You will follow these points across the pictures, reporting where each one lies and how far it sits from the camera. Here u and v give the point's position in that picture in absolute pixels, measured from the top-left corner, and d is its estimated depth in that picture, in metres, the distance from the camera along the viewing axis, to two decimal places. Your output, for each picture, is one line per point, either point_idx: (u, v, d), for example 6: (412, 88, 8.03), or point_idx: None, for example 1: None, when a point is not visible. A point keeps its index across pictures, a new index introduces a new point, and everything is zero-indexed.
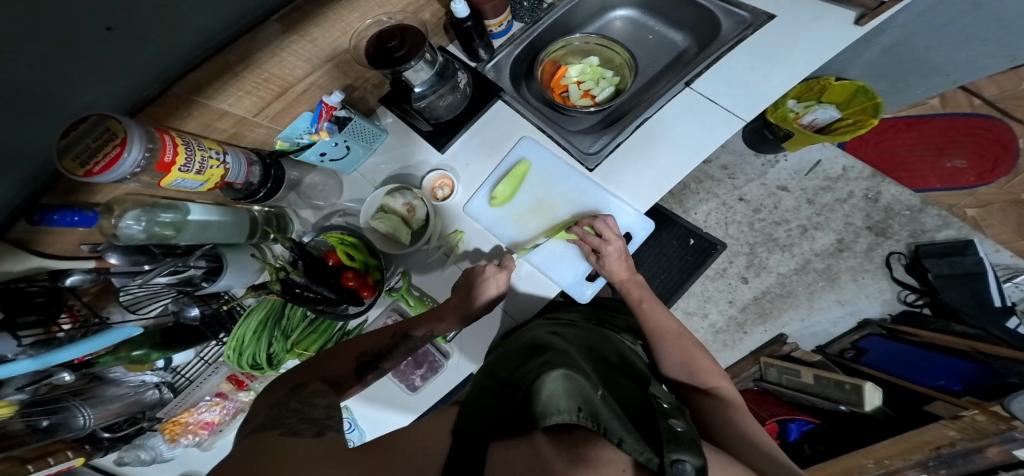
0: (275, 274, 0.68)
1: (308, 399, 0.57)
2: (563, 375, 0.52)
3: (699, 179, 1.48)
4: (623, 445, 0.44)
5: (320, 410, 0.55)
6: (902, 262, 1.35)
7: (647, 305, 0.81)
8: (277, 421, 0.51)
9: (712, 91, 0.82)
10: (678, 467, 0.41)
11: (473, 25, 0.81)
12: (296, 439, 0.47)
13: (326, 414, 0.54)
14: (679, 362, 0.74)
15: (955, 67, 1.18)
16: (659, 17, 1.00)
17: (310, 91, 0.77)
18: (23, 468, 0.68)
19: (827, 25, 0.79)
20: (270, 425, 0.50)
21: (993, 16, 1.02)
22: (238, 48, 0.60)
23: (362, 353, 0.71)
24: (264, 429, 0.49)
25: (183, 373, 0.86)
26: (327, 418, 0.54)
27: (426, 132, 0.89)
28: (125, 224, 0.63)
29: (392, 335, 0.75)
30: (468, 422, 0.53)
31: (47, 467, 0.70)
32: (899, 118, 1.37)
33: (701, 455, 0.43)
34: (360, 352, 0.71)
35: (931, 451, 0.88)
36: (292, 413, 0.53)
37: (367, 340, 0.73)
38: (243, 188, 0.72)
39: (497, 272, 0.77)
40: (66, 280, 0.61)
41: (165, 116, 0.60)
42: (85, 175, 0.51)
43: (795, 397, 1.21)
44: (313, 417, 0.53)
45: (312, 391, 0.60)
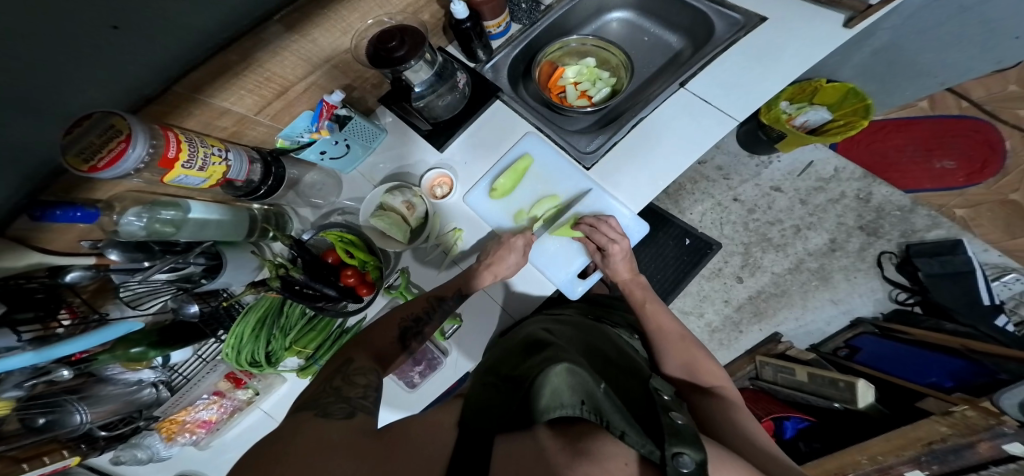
0: (275, 271, 0.70)
1: (350, 377, 0.61)
2: (565, 370, 0.54)
3: (694, 179, 1.49)
4: (625, 438, 0.46)
5: (358, 388, 0.59)
6: (893, 261, 1.37)
7: (651, 306, 0.82)
8: (315, 400, 0.55)
9: (705, 91, 0.83)
10: (678, 460, 0.43)
11: (472, 26, 0.82)
12: (327, 420, 0.51)
13: (363, 393, 0.58)
14: (680, 363, 0.75)
15: (941, 69, 1.21)
16: (654, 19, 1.01)
17: (310, 90, 0.78)
18: (18, 467, 0.67)
19: (816, 27, 0.81)
20: (309, 405, 0.54)
21: (976, 21, 1.05)
22: (239, 47, 0.60)
23: (403, 320, 0.74)
24: (304, 409, 0.53)
25: (179, 370, 0.86)
26: (364, 398, 0.58)
27: (425, 131, 0.90)
28: (126, 220, 0.64)
29: (429, 299, 0.77)
30: (475, 417, 0.53)
31: (42, 466, 0.70)
32: (889, 120, 1.43)
33: (703, 450, 0.44)
34: (402, 318, 0.74)
35: (923, 447, 0.89)
36: (332, 391, 0.57)
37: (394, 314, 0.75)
38: (244, 185, 0.73)
39: (514, 237, 0.81)
40: (65, 277, 0.62)
41: (168, 113, 0.60)
42: (89, 170, 0.51)
43: (790, 395, 1.21)
44: (350, 395, 0.57)
45: (358, 367, 0.64)
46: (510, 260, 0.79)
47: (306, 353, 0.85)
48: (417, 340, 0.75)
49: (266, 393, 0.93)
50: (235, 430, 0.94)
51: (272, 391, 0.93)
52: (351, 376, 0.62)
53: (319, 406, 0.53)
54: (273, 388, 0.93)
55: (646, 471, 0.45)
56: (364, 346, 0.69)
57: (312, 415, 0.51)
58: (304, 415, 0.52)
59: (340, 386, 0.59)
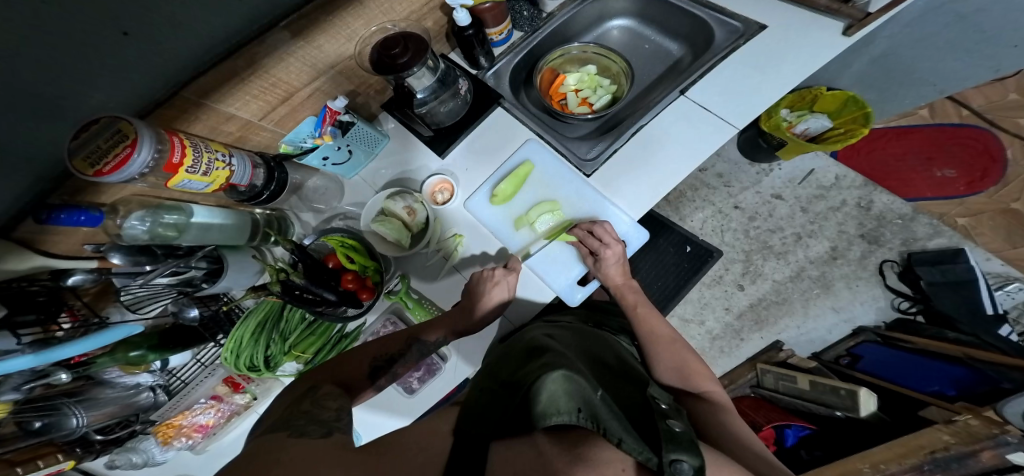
0: (275, 275, 0.70)
1: (320, 402, 0.60)
2: (564, 377, 0.54)
3: (694, 187, 1.50)
4: (622, 445, 0.45)
5: (328, 413, 0.58)
6: (895, 269, 1.37)
7: (643, 309, 0.82)
8: (288, 423, 0.53)
9: (705, 99, 0.84)
10: (676, 467, 0.43)
11: (474, 33, 0.83)
12: (303, 439, 0.49)
13: (334, 417, 0.57)
14: (673, 366, 0.74)
15: (940, 77, 1.22)
16: (655, 27, 1.02)
17: (314, 96, 0.79)
18: (13, 471, 0.67)
19: (814, 35, 0.82)
20: (278, 427, 0.52)
21: (974, 30, 1.06)
22: (247, 53, 0.62)
23: (376, 357, 0.74)
24: (274, 430, 0.51)
25: (178, 374, 0.85)
26: (336, 421, 0.56)
27: (427, 137, 0.90)
28: (129, 224, 0.65)
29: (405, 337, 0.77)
30: (470, 425, 0.55)
31: (36, 470, 0.69)
32: (890, 128, 1.44)
33: (700, 456, 0.45)
34: (375, 355, 0.74)
35: (926, 455, 0.87)
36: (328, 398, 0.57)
37: (370, 347, 0.75)
38: (247, 190, 0.73)
39: (506, 274, 0.79)
40: (68, 279, 0.62)
41: (175, 118, 0.61)
42: (94, 174, 0.52)
43: (791, 403, 1.20)
44: (322, 418, 0.56)
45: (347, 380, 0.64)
46: (500, 294, 0.78)
47: (305, 357, 0.85)
48: (386, 377, 0.76)
49: (264, 398, 0.93)
50: (233, 434, 0.94)
51: (272, 395, 0.93)
52: (320, 400, 0.60)
53: (292, 428, 0.51)
54: (271, 392, 0.93)
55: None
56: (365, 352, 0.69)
57: (285, 435, 0.50)
58: (277, 435, 0.50)
59: (309, 409, 0.57)
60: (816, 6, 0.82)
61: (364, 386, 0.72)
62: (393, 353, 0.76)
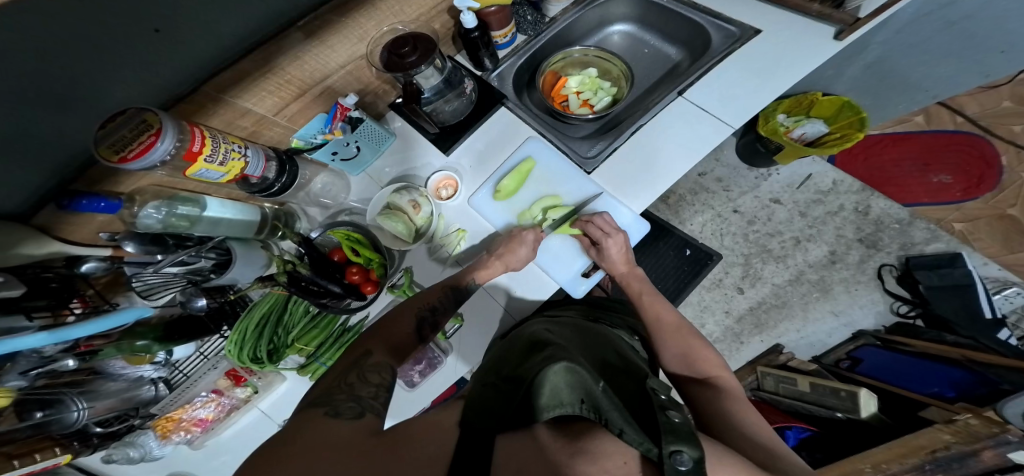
0: (282, 266, 0.73)
1: (364, 374, 0.61)
2: (565, 369, 0.56)
3: (695, 191, 1.52)
4: (624, 436, 0.47)
5: (370, 388, 0.58)
6: (893, 274, 1.38)
7: (648, 297, 0.85)
8: (327, 397, 0.55)
9: (703, 100, 0.86)
10: (674, 457, 0.42)
11: (479, 35, 0.86)
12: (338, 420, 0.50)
13: (373, 394, 0.57)
14: (678, 354, 0.77)
15: (932, 84, 1.25)
16: (654, 32, 1.06)
17: (326, 94, 0.82)
18: (10, 464, 0.66)
19: (808, 39, 0.85)
20: (320, 401, 0.54)
21: (962, 36, 1.09)
22: (264, 51, 0.65)
23: (419, 310, 0.75)
24: (315, 405, 0.53)
25: (180, 368, 0.87)
26: (374, 399, 0.57)
27: (433, 134, 0.92)
28: (144, 213, 0.67)
29: (444, 290, 0.79)
30: (477, 416, 0.54)
31: (32, 463, 0.68)
32: (885, 135, 1.49)
33: (700, 447, 0.44)
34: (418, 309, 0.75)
35: (926, 455, 0.87)
36: (346, 388, 0.57)
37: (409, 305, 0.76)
38: (258, 182, 0.75)
39: (524, 231, 0.84)
40: (81, 267, 0.65)
41: (194, 112, 0.64)
42: (119, 161, 0.54)
43: (792, 406, 1.21)
44: (360, 394, 0.57)
45: (374, 363, 0.64)
46: (521, 253, 0.82)
47: (307, 351, 0.87)
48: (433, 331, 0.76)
49: (265, 392, 0.94)
50: (232, 429, 0.94)
51: (272, 389, 0.94)
52: (365, 373, 0.61)
53: (330, 404, 0.53)
54: (272, 387, 0.94)
55: (646, 471, 0.45)
56: (377, 337, 0.69)
57: (322, 413, 0.51)
58: (314, 412, 0.52)
59: (354, 382, 0.59)
60: (809, 11, 0.86)
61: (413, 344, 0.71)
62: (435, 303, 0.77)
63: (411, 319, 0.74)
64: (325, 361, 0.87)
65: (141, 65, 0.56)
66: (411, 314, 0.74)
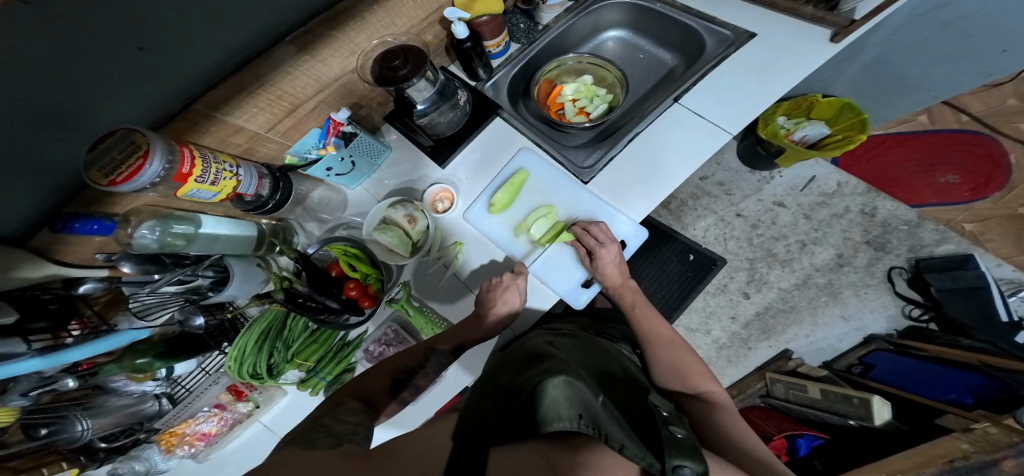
0: (279, 283, 0.72)
1: (339, 416, 0.60)
2: (565, 382, 0.52)
3: (696, 195, 1.50)
4: (625, 451, 0.45)
5: (347, 425, 0.58)
6: (903, 276, 1.35)
7: (640, 309, 0.82)
8: (303, 436, 0.54)
9: (699, 106, 0.85)
10: (679, 472, 0.43)
11: (472, 45, 0.86)
12: (311, 451, 0.49)
13: (351, 429, 0.57)
14: (671, 366, 0.74)
15: (934, 84, 1.23)
16: (648, 37, 1.05)
17: (319, 109, 0.82)
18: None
19: (804, 42, 0.84)
20: (297, 440, 0.52)
21: (963, 37, 1.08)
22: (255, 67, 0.65)
23: (396, 371, 0.74)
24: (291, 444, 0.51)
25: (183, 383, 0.86)
26: (353, 434, 0.56)
27: (427, 148, 0.93)
28: (139, 233, 0.66)
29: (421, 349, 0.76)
30: (470, 426, 0.53)
31: None
32: (888, 135, 1.47)
33: (703, 462, 0.45)
34: (395, 369, 0.74)
35: (945, 464, 0.81)
36: (320, 428, 0.56)
37: (392, 362, 0.75)
38: (253, 200, 0.75)
39: (514, 278, 0.80)
40: (79, 287, 0.63)
41: (186, 131, 0.64)
42: (108, 184, 0.55)
43: (803, 413, 1.18)
44: (338, 431, 0.56)
45: (349, 408, 0.63)
46: (513, 300, 0.79)
47: (307, 366, 0.86)
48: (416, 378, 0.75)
49: (267, 406, 0.93)
50: (234, 443, 0.93)
51: (274, 404, 0.93)
52: (340, 415, 0.60)
53: (306, 441, 0.52)
54: (274, 401, 0.93)
55: None
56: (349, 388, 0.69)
57: (297, 449, 0.50)
58: (290, 449, 0.50)
59: (329, 423, 0.58)
60: (803, 15, 0.85)
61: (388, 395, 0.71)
62: (415, 366, 0.75)
63: (387, 378, 0.73)
64: (326, 376, 0.86)
65: (132, 86, 0.56)
66: (391, 374, 0.73)
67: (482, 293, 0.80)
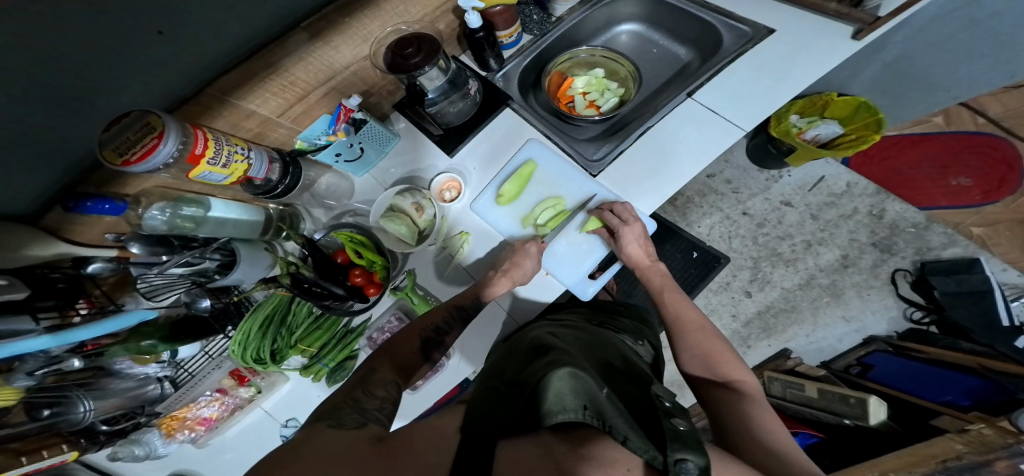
0: (285, 268, 0.72)
1: (370, 389, 0.61)
2: (569, 374, 0.52)
3: (703, 192, 1.49)
4: (628, 443, 0.45)
5: (375, 400, 0.58)
6: (907, 279, 1.35)
7: (670, 295, 0.82)
8: (334, 411, 0.55)
9: (714, 102, 0.84)
10: (680, 466, 0.41)
11: (485, 36, 0.85)
12: (338, 429, 0.51)
13: (378, 406, 0.57)
14: (699, 354, 0.75)
15: (953, 83, 1.21)
16: (663, 32, 1.04)
17: (330, 95, 0.81)
18: (18, 460, 0.67)
19: (824, 40, 0.82)
20: (326, 415, 0.54)
21: (987, 37, 1.05)
22: (269, 53, 0.65)
23: (423, 330, 0.75)
24: (320, 418, 0.53)
25: (186, 367, 0.87)
26: (379, 410, 0.57)
27: (437, 136, 0.92)
28: (150, 214, 0.67)
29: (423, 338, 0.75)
30: (477, 423, 0.52)
31: (39, 460, 0.68)
32: (902, 136, 1.45)
33: (706, 455, 0.43)
34: (424, 327, 0.75)
35: (938, 464, 0.79)
36: (351, 402, 0.57)
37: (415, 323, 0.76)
38: (262, 183, 0.75)
39: (528, 243, 0.82)
40: (87, 267, 0.64)
41: (199, 114, 0.64)
42: (122, 164, 0.54)
43: (798, 411, 1.20)
44: (365, 407, 0.57)
45: (379, 378, 0.64)
46: (527, 265, 0.81)
47: (310, 352, 0.87)
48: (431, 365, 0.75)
49: (268, 392, 0.94)
50: (235, 428, 0.96)
51: (277, 389, 0.95)
52: (371, 388, 0.61)
53: (333, 416, 0.53)
54: (275, 387, 0.94)
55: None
56: (382, 356, 0.70)
57: (324, 426, 0.51)
58: (317, 425, 0.52)
59: (360, 397, 0.59)
60: (825, 11, 0.83)
61: (418, 362, 0.72)
62: (439, 323, 0.76)
63: (416, 338, 0.74)
64: (328, 363, 0.88)
65: (148, 72, 0.56)
66: (419, 334, 0.74)
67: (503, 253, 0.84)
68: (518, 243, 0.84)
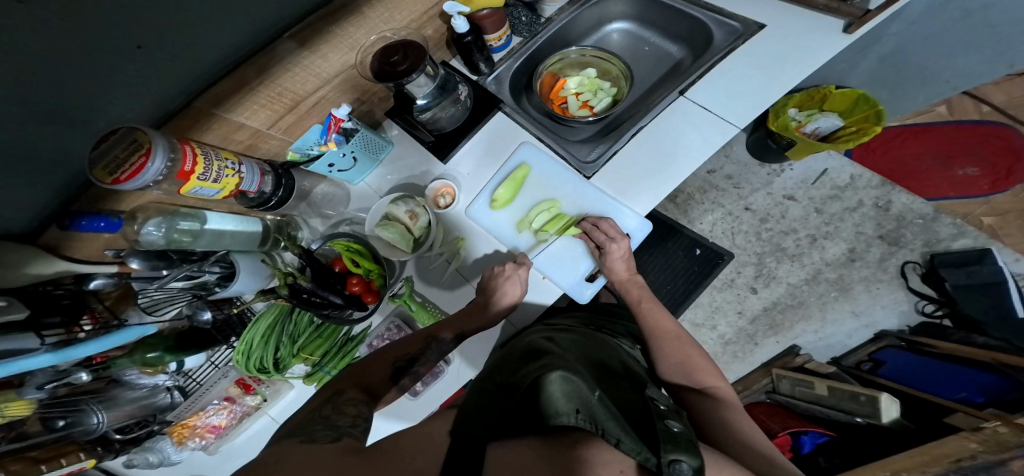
0: (283, 279, 0.72)
1: (340, 407, 0.59)
2: (562, 377, 0.51)
3: (704, 189, 1.47)
4: (621, 446, 0.44)
5: (346, 418, 0.57)
6: (917, 272, 1.32)
7: (647, 305, 0.81)
8: (303, 427, 0.53)
9: (706, 99, 0.83)
10: (675, 467, 0.42)
11: (473, 40, 0.85)
12: (316, 444, 0.49)
13: (351, 422, 0.56)
14: (676, 361, 0.73)
15: (952, 71, 1.19)
16: (654, 29, 1.03)
17: (321, 104, 0.82)
18: (37, 468, 0.66)
19: (815, 33, 0.81)
20: (297, 431, 0.52)
21: (984, 25, 1.03)
22: (254, 64, 0.65)
23: (396, 359, 0.73)
24: (292, 435, 0.51)
25: (194, 376, 0.90)
26: (353, 426, 0.55)
27: (429, 143, 0.93)
28: (146, 230, 0.67)
29: (421, 343, 0.76)
30: (467, 425, 0.51)
31: (59, 467, 0.69)
32: (905, 126, 1.42)
33: (699, 456, 0.44)
34: (397, 357, 0.73)
35: (951, 463, 0.76)
36: (321, 420, 0.55)
37: (395, 349, 0.75)
38: (256, 196, 0.77)
39: (517, 268, 0.80)
40: (90, 284, 0.64)
41: (189, 128, 0.64)
42: (112, 182, 0.55)
43: (808, 410, 1.17)
44: (338, 424, 0.55)
45: (348, 398, 0.62)
46: (513, 291, 0.79)
47: (313, 360, 0.86)
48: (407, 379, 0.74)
49: (274, 399, 0.94)
50: (243, 436, 0.94)
51: (281, 397, 0.94)
52: (341, 407, 0.59)
53: (306, 433, 0.51)
54: (280, 394, 0.94)
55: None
56: (350, 377, 0.67)
57: (299, 442, 0.49)
58: (290, 442, 0.49)
59: (331, 414, 0.57)
60: (814, 5, 0.82)
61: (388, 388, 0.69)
62: (415, 355, 0.74)
63: (389, 366, 0.72)
64: (331, 370, 0.88)
65: (134, 89, 0.56)
66: (392, 361, 0.72)
67: (485, 279, 0.81)
68: (506, 268, 0.81)
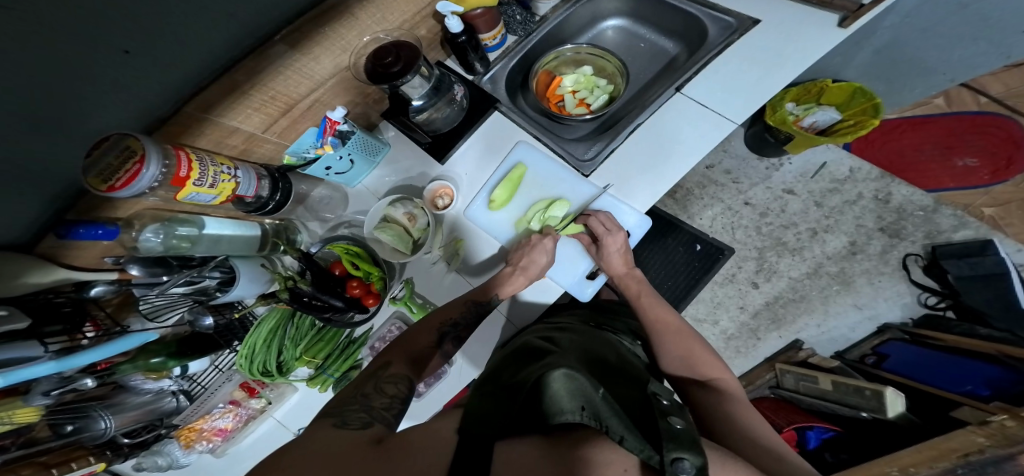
0: (284, 283, 0.73)
1: (380, 385, 0.61)
2: (565, 375, 0.51)
3: (702, 184, 1.47)
4: (624, 443, 0.44)
5: (382, 399, 0.58)
6: (919, 264, 1.31)
7: (647, 299, 0.81)
8: (341, 407, 0.55)
9: (702, 95, 0.83)
10: (677, 466, 0.41)
11: (467, 39, 0.84)
12: (343, 429, 0.50)
13: (386, 404, 0.57)
14: (678, 355, 0.74)
15: (948, 65, 1.17)
16: (649, 26, 1.02)
17: (315, 107, 0.82)
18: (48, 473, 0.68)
19: (809, 27, 0.81)
20: (332, 412, 0.54)
21: (980, 17, 1.02)
22: (244, 67, 0.65)
23: (441, 324, 0.76)
24: (326, 416, 0.53)
25: (198, 380, 0.89)
26: (386, 409, 0.56)
27: (425, 145, 0.92)
28: (144, 237, 0.67)
29: (425, 337, 0.73)
30: (473, 424, 0.49)
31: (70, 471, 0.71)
32: (904, 118, 1.41)
33: (702, 454, 0.43)
34: (441, 321, 0.76)
35: (959, 458, 0.75)
36: (358, 399, 0.57)
37: (434, 317, 0.77)
38: (254, 201, 0.76)
39: (542, 237, 0.81)
40: (90, 290, 0.65)
41: (181, 134, 0.64)
42: (107, 189, 0.55)
43: (813, 404, 1.18)
44: (372, 405, 0.56)
45: (391, 374, 0.64)
46: (542, 260, 0.80)
47: (316, 363, 0.86)
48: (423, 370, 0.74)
49: (279, 402, 0.95)
50: (249, 439, 0.95)
51: (286, 400, 0.95)
52: (381, 384, 0.61)
53: (339, 415, 0.53)
54: (285, 397, 0.95)
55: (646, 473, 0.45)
56: (397, 349, 0.70)
57: (330, 424, 0.51)
58: (323, 423, 0.52)
59: (369, 393, 0.59)
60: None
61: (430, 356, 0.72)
62: (453, 321, 0.76)
63: (434, 331, 0.74)
64: (333, 373, 0.87)
65: (124, 95, 0.56)
66: (435, 327, 0.75)
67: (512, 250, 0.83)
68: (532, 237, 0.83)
